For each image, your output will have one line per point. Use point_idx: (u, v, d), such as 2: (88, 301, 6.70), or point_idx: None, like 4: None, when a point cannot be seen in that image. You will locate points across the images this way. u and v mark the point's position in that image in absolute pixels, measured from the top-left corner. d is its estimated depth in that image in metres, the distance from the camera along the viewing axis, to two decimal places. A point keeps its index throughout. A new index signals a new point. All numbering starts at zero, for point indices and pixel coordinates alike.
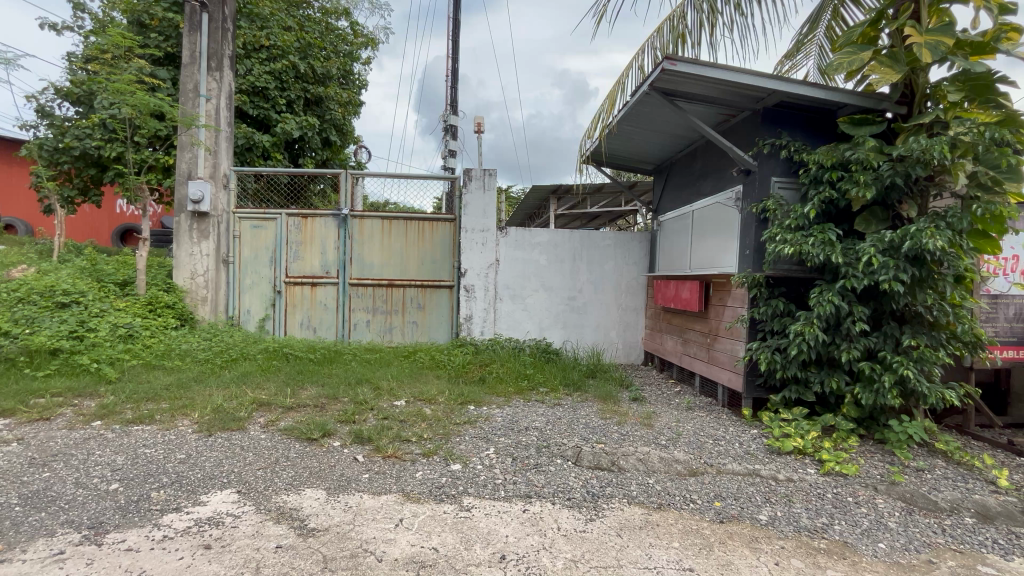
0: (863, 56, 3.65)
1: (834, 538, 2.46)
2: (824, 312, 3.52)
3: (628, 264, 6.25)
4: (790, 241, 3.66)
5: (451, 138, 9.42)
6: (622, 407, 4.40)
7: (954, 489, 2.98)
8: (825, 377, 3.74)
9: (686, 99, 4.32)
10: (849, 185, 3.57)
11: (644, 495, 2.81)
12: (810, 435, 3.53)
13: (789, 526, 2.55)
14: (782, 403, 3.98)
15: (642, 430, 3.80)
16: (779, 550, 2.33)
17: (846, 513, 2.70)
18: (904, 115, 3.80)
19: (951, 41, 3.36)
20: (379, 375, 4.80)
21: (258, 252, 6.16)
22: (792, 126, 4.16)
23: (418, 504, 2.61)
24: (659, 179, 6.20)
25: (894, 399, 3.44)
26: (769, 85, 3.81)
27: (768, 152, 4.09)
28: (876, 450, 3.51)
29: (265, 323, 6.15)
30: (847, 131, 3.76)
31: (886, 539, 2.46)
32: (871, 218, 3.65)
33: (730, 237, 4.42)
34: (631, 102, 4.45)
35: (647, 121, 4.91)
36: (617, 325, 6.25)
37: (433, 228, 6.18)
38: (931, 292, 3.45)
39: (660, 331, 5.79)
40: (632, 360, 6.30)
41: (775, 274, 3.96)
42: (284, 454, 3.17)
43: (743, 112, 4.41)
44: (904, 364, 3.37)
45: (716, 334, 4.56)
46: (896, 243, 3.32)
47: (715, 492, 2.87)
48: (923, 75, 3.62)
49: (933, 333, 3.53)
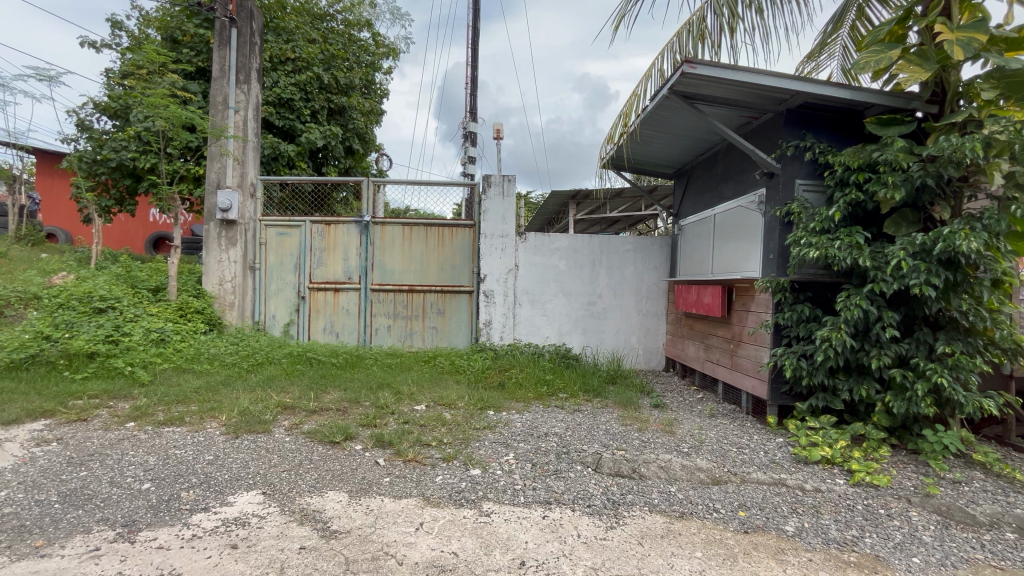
0: (891, 54, 3.55)
1: (865, 551, 2.38)
2: (853, 318, 3.42)
3: (648, 269, 6.19)
4: (814, 245, 3.59)
5: (471, 145, 9.51)
6: (642, 413, 4.34)
7: (993, 503, 2.85)
8: (854, 385, 3.62)
9: (706, 102, 4.28)
10: (878, 186, 3.47)
11: (666, 504, 2.77)
12: (839, 444, 3.43)
13: (817, 538, 2.47)
14: (809, 411, 3.87)
15: (663, 437, 3.75)
16: (807, 563, 2.27)
17: (877, 526, 2.61)
18: (935, 114, 3.68)
19: (984, 37, 3.24)
20: (400, 379, 4.86)
21: (283, 259, 6.31)
22: (817, 127, 4.07)
23: (438, 509, 2.62)
24: (680, 183, 6.14)
25: (928, 408, 3.31)
26: (792, 86, 3.75)
27: (792, 155, 4.02)
28: (909, 461, 3.38)
29: (290, 328, 6.28)
30: (875, 132, 3.67)
31: (920, 553, 2.37)
32: (902, 221, 3.54)
33: (753, 242, 4.34)
34: (651, 106, 4.43)
35: (667, 126, 4.88)
36: (638, 330, 6.19)
37: (453, 234, 6.24)
38: (966, 297, 3.32)
39: (681, 337, 5.71)
40: (653, 365, 6.23)
41: (800, 279, 3.87)
42: (307, 457, 3.22)
43: (765, 114, 4.34)
44: (939, 372, 3.24)
45: (740, 340, 4.48)
46: (928, 246, 3.22)
47: (739, 502, 2.82)
48: (955, 73, 3.51)
49: (969, 340, 3.39)
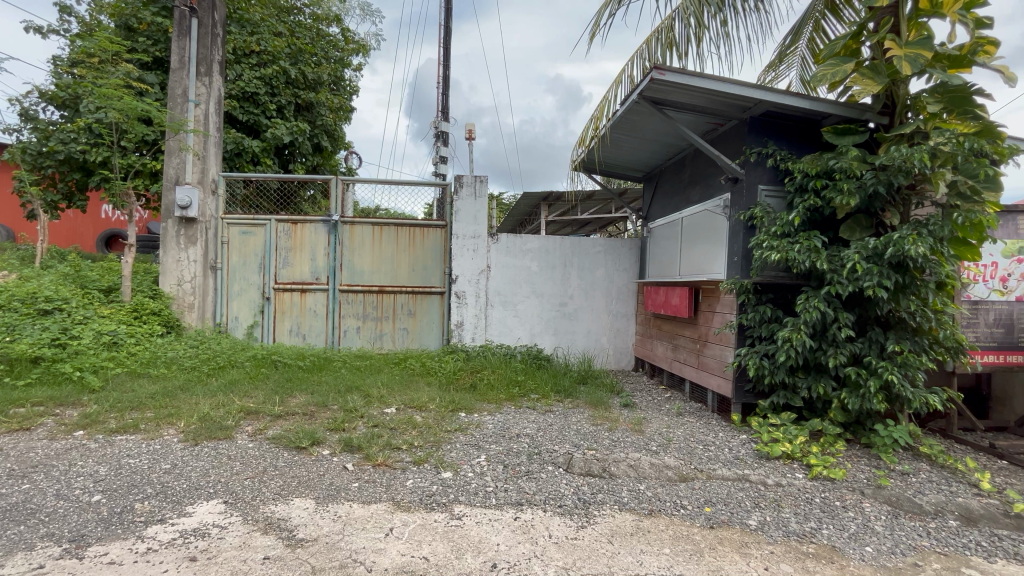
0: (845, 67, 3.73)
1: (822, 542, 2.48)
2: (812, 318, 3.57)
3: (618, 270, 6.29)
4: (776, 247, 3.73)
5: (443, 144, 9.43)
6: (612, 413, 4.42)
7: (938, 492, 3.03)
8: (813, 383, 3.77)
9: (674, 108, 4.38)
10: (834, 193, 3.63)
11: (635, 502, 2.81)
12: (798, 440, 3.56)
13: (778, 531, 2.56)
14: (771, 408, 4.01)
15: (632, 436, 3.81)
16: (768, 555, 2.35)
17: (833, 517, 2.73)
18: (886, 125, 3.88)
19: (929, 54, 3.44)
20: (369, 381, 4.77)
21: (246, 259, 6.09)
22: (778, 135, 4.23)
23: (409, 513, 2.59)
24: (649, 187, 6.27)
25: (880, 404, 3.48)
26: (755, 95, 3.88)
27: (755, 161, 4.16)
28: (863, 455, 3.55)
29: (254, 330, 6.07)
30: (831, 141, 3.85)
31: (872, 542, 2.50)
32: (856, 226, 3.72)
33: (717, 244, 4.48)
34: (621, 110, 4.50)
35: (636, 130, 4.98)
36: (607, 331, 6.28)
37: (424, 235, 6.17)
38: (913, 298, 3.51)
39: (650, 337, 5.82)
40: (623, 365, 6.32)
41: (761, 281, 4.01)
42: (272, 463, 3.12)
43: (730, 121, 4.48)
44: (889, 369, 3.42)
45: (706, 340, 4.60)
46: (879, 250, 3.40)
47: (705, 498, 2.89)
48: (903, 86, 3.71)
49: (916, 339, 3.59)
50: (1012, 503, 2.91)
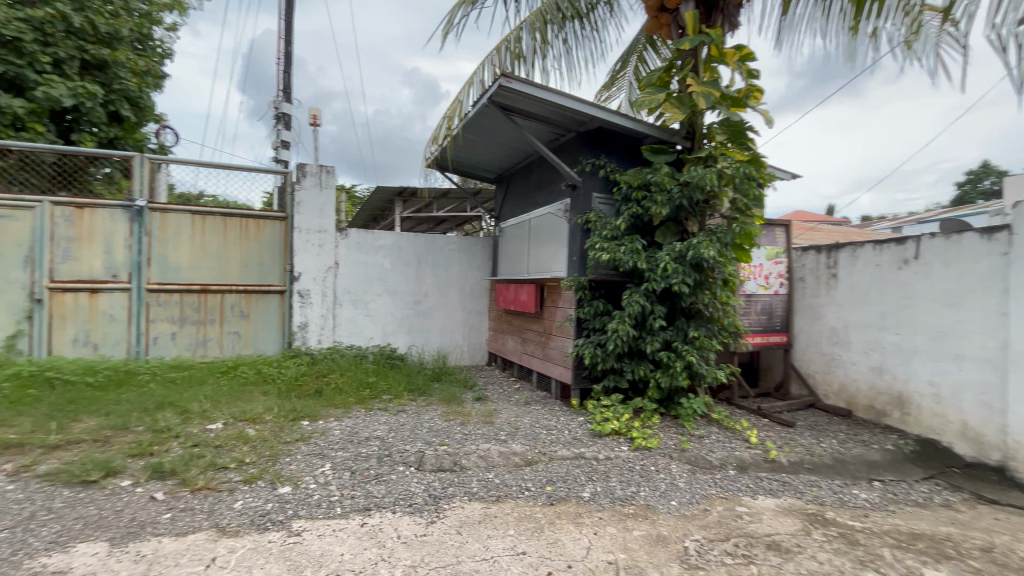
0: (659, 97, 4.38)
1: (639, 503, 2.89)
2: (634, 311, 4.11)
3: (472, 268, 6.44)
4: (606, 249, 4.22)
5: (284, 128, 8.55)
6: (465, 407, 4.52)
7: (722, 449, 3.76)
8: (635, 366, 4.35)
9: (521, 115, 4.64)
10: (651, 203, 4.24)
11: (484, 490, 2.92)
12: (624, 417, 4.07)
13: (606, 499, 2.91)
14: (603, 391, 4.52)
15: (483, 428, 3.95)
16: (597, 521, 2.65)
17: (648, 480, 3.19)
18: (689, 149, 4.65)
19: (717, 94, 4.22)
20: (187, 395, 4.11)
21: (4, 250, 4.75)
22: (609, 150, 4.77)
23: (236, 539, 2.31)
24: (500, 188, 6.54)
25: (684, 381, 4.17)
26: (589, 111, 4.31)
27: (590, 171, 4.64)
28: (672, 425, 4.22)
29: (17, 341, 4.77)
30: (649, 158, 4.47)
31: (676, 497, 2.99)
32: (667, 232, 4.39)
33: (559, 245, 4.89)
34: (472, 112, 4.61)
35: (487, 133, 5.15)
36: (462, 327, 6.39)
37: (259, 227, 5.52)
38: (707, 293, 4.27)
39: (501, 332, 6.09)
40: (476, 360, 6.49)
41: (595, 278, 4.47)
42: (43, 506, 2.50)
43: (570, 133, 4.91)
44: (690, 351, 4.12)
45: (550, 333, 4.99)
46: (683, 253, 4.06)
47: (547, 478, 3.14)
48: (701, 118, 4.47)
49: (709, 325, 4.37)
50: (769, 450, 3.79)
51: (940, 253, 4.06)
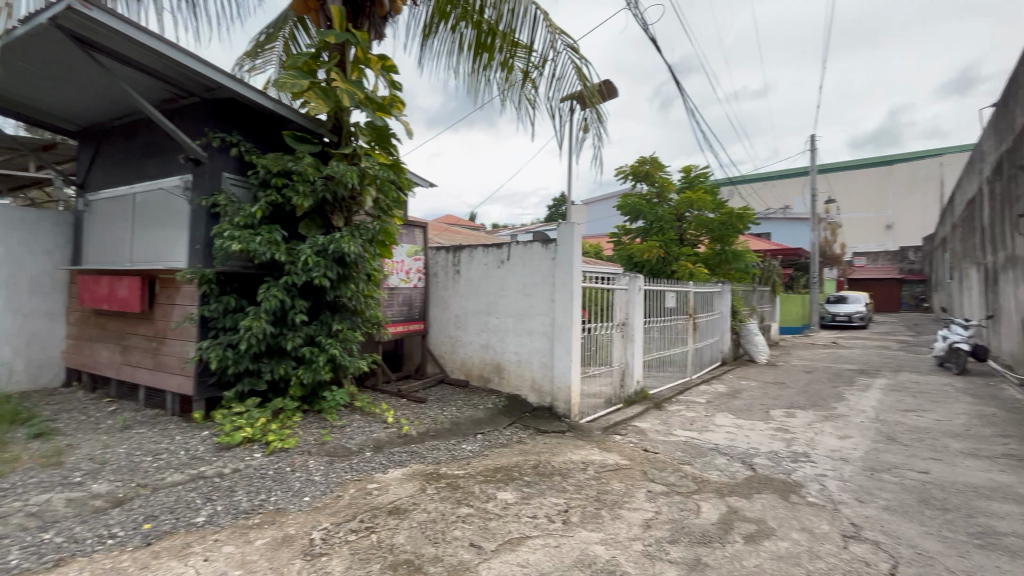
0: (302, 83, 4.20)
1: (268, 509, 2.75)
2: (271, 306, 3.84)
3: (33, 255, 4.62)
4: (237, 238, 3.76)
5: None
6: (11, 450, 3.18)
7: (362, 434, 4.04)
8: (275, 365, 4.08)
9: (113, 58, 3.59)
10: (292, 193, 4.06)
11: (31, 560, 2.13)
12: (259, 422, 3.76)
13: (227, 517, 2.63)
14: (236, 397, 4.05)
15: (43, 473, 2.88)
16: (212, 544, 2.36)
17: (281, 483, 3.08)
18: (336, 143, 4.63)
19: (361, 95, 4.32)
20: None
21: None
22: (243, 127, 4.28)
23: None
24: (87, 149, 4.91)
25: (327, 374, 4.18)
26: (215, 78, 3.74)
27: (218, 147, 4.04)
28: (314, 420, 4.18)
29: None
30: (291, 145, 4.25)
31: (309, 492, 3.00)
32: (311, 224, 4.30)
33: (177, 230, 4.12)
34: (19, 32, 3.25)
35: (54, 66, 3.74)
36: (14, 338, 4.49)
37: None
38: (351, 286, 4.38)
39: (89, 341, 4.62)
40: (44, 383, 4.75)
41: (224, 271, 3.98)
42: None
43: (191, 97, 4.13)
44: (333, 345, 4.16)
45: (163, 337, 4.11)
46: (326, 247, 4.07)
47: (146, 514, 2.57)
48: (348, 115, 4.49)
49: (353, 318, 4.51)
50: (401, 426, 4.30)
51: (521, 256, 5.46)
